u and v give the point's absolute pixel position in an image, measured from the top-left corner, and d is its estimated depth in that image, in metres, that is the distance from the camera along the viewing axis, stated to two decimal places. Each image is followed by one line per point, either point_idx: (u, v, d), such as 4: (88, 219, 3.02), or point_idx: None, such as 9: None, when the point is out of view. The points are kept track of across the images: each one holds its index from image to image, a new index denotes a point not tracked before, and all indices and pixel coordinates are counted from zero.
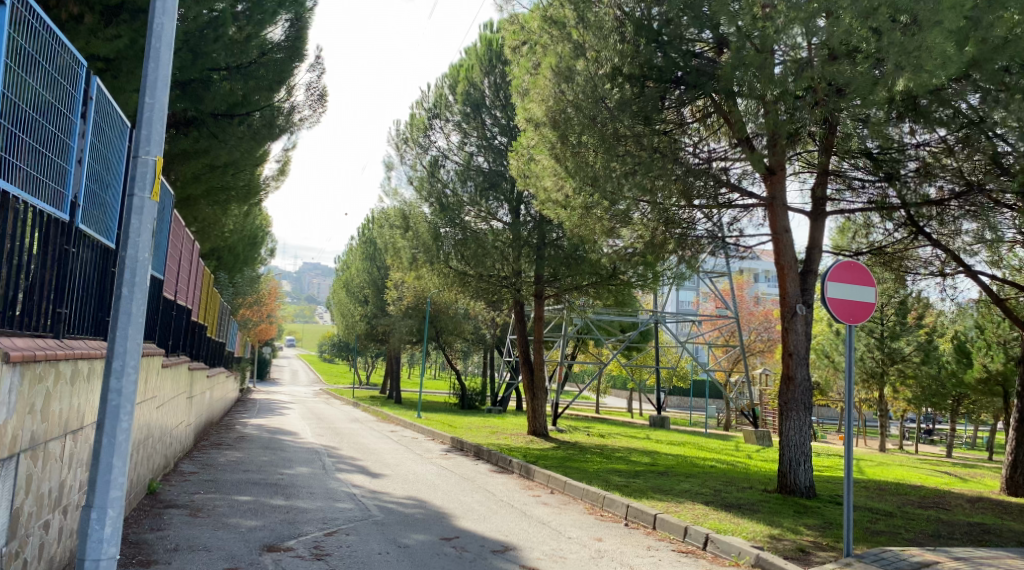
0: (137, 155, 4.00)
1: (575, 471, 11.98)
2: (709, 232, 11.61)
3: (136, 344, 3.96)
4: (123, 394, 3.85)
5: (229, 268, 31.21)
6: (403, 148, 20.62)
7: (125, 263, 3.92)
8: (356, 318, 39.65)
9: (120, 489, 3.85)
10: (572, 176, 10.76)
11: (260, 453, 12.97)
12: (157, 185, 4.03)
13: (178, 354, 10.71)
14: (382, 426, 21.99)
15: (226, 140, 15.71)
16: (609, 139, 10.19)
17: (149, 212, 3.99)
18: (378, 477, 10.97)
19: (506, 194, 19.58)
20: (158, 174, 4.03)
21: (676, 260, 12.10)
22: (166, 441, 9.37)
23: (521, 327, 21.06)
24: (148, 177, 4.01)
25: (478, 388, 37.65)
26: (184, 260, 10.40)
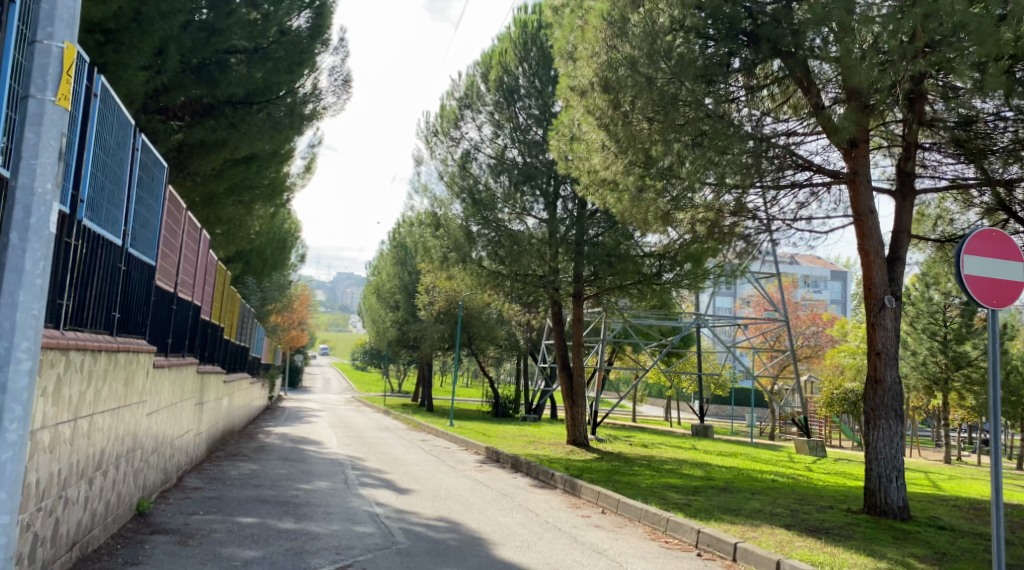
0: (34, 43, 3.13)
1: (627, 488, 10.65)
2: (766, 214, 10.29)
3: (38, 314, 3.12)
4: (9, 391, 2.97)
5: (257, 273, 30.44)
6: (432, 141, 19.51)
7: (17, 194, 3.06)
8: (386, 325, 38.65)
9: (8, 530, 2.98)
10: (623, 150, 9.60)
11: (279, 465, 11.85)
12: (63, 88, 3.16)
13: (184, 353, 9.65)
14: (413, 435, 20.86)
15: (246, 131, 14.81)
16: (667, 103, 8.98)
17: (47, 127, 3.12)
18: (405, 493, 9.77)
19: (541, 189, 18.37)
20: (63, 70, 3.15)
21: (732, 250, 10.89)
22: (165, 451, 8.28)
23: (559, 330, 19.70)
24: (50, 73, 3.14)
25: (512, 396, 36.37)
26: (189, 249, 9.32)
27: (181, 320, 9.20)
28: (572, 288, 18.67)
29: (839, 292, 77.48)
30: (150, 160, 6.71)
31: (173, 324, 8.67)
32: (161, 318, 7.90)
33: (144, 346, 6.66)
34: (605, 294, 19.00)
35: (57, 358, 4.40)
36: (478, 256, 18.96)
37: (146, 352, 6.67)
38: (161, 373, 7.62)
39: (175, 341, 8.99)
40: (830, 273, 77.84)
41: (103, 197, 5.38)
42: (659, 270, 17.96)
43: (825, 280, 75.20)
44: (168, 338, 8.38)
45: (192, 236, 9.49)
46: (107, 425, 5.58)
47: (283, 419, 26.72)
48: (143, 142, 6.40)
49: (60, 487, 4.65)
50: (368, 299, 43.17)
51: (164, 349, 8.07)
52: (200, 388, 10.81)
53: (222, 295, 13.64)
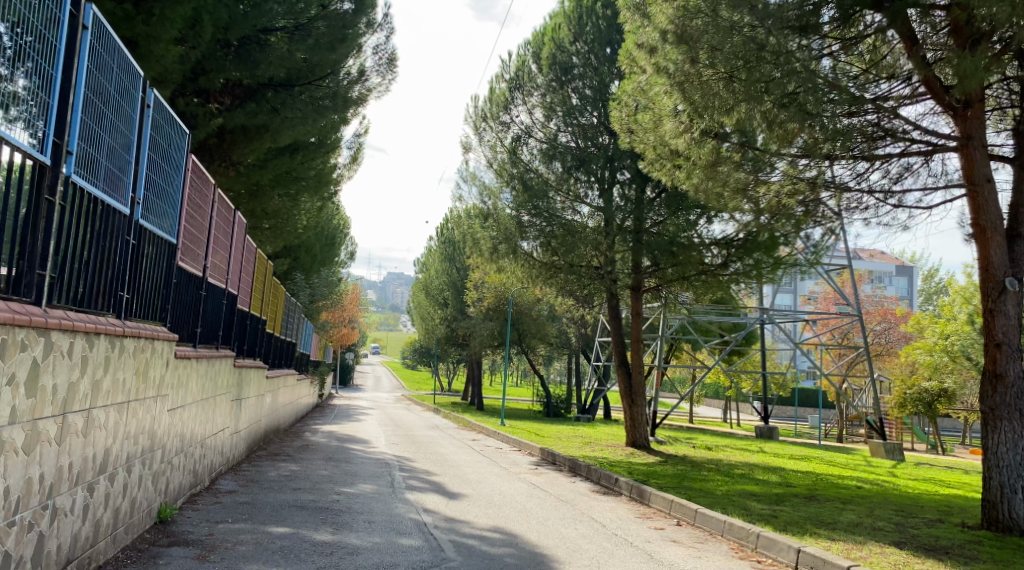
0: None
1: (701, 495, 9.61)
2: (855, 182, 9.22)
3: None
4: None
5: (306, 269, 30.09)
6: (481, 127, 18.63)
7: None
8: (436, 322, 38.05)
9: None
10: (700, 111, 8.68)
11: (321, 465, 11.08)
12: None
13: (218, 344, 8.97)
14: (464, 434, 20.07)
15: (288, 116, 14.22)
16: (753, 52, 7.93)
17: None
18: (455, 499, 8.89)
19: (596, 174, 17.33)
20: None
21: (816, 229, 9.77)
22: (194, 452, 7.56)
23: (616, 325, 18.62)
24: None
25: (563, 395, 35.35)
26: (221, 229, 8.62)
27: (212, 305, 8.49)
28: (630, 280, 17.67)
29: (903, 288, 74.52)
30: (164, 122, 5.97)
31: (203, 312, 7.98)
32: (186, 305, 7.17)
33: (161, 333, 5.90)
34: (666, 285, 17.92)
35: (34, 340, 3.59)
36: (531, 247, 18.06)
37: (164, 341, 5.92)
38: (186, 367, 6.87)
39: (207, 330, 8.29)
40: (892, 268, 74.87)
41: (99, 155, 4.61)
42: (723, 261, 16.67)
43: (888, 275, 72.19)
44: (198, 326, 7.69)
45: (225, 215, 8.79)
46: (113, 422, 4.78)
47: (331, 417, 26.21)
48: (155, 99, 5.66)
49: (46, 496, 3.84)
50: (417, 296, 42.66)
51: (191, 338, 7.35)
52: (238, 382, 10.14)
53: (263, 285, 12.99)
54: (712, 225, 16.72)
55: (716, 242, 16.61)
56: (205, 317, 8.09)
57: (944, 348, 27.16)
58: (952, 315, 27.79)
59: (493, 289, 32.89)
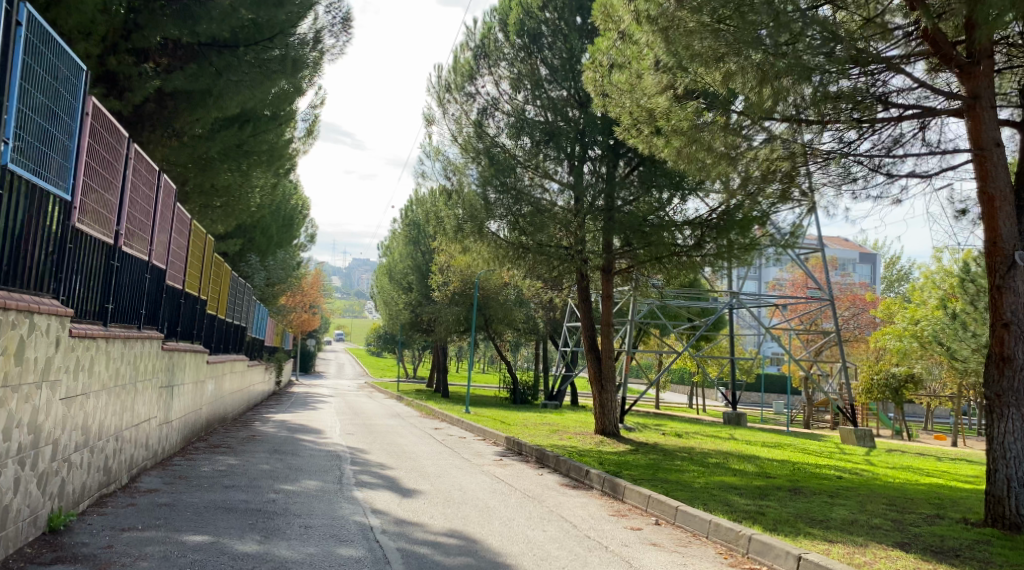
0: None
1: (678, 488, 8.85)
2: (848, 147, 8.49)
3: None
4: None
5: (262, 250, 28.86)
6: (445, 99, 17.65)
7: None
8: (399, 307, 37.01)
9: None
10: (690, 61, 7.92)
11: (264, 458, 10.08)
12: None
13: (139, 323, 7.98)
14: (425, 422, 19.14)
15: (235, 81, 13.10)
16: None
17: None
18: (410, 497, 7.98)
19: (565, 149, 16.42)
20: None
21: (801, 200, 9.04)
22: (106, 446, 6.59)
23: (586, 308, 17.79)
24: None
25: (530, 381, 34.62)
26: (140, 191, 7.68)
27: (128, 275, 7.53)
28: (601, 260, 16.86)
29: (866, 274, 75.13)
30: (41, 49, 5.16)
31: (111, 283, 7.03)
32: (82, 274, 6.22)
33: (49, 307, 5.06)
34: (637, 268, 17.17)
35: None
36: (498, 228, 17.20)
37: (54, 315, 5.07)
38: (88, 349, 5.91)
39: (121, 305, 7.33)
40: (856, 255, 75.34)
41: None
42: (696, 242, 15.93)
43: (853, 261, 72.58)
44: (102, 298, 6.75)
45: (145, 174, 7.85)
46: None
47: (287, 405, 25.10)
48: (27, 17, 4.88)
49: None
50: (380, 280, 41.41)
51: (91, 312, 6.41)
52: (168, 367, 9.14)
53: (202, 262, 11.95)
54: (686, 204, 15.97)
55: (688, 222, 15.86)
56: (115, 288, 7.14)
57: (913, 333, 26.84)
58: (922, 300, 27.51)
59: (458, 273, 31.97)
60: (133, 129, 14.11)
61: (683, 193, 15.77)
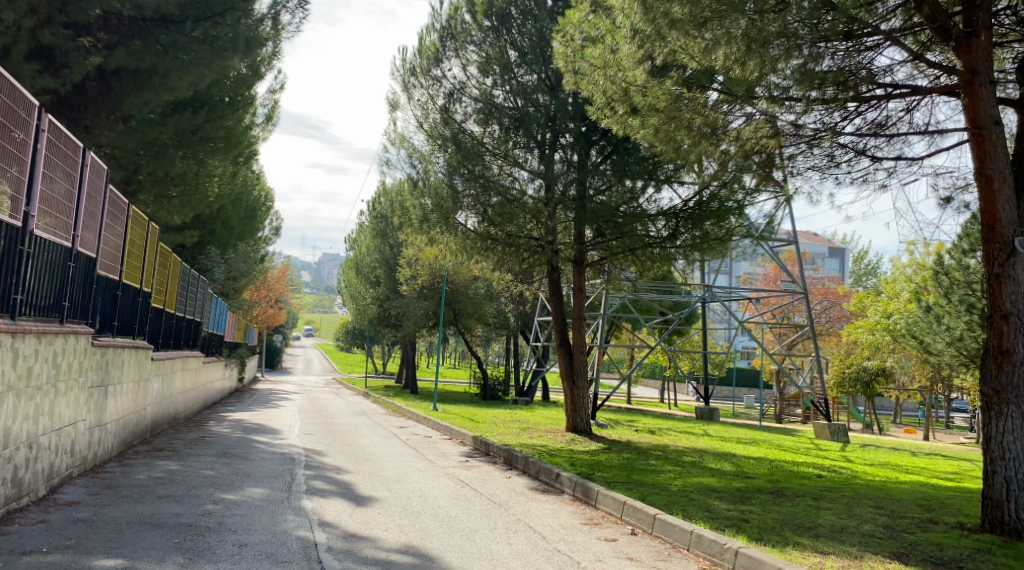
0: None
1: (653, 492, 8.28)
2: (835, 125, 7.97)
3: None
4: None
5: (223, 242, 27.90)
6: (410, 83, 16.92)
7: None
8: (367, 301, 36.18)
9: None
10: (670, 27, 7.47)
11: (210, 463, 9.33)
12: None
13: (61, 315, 7.22)
14: (390, 421, 18.43)
15: (183, 59, 12.32)
16: None
17: None
18: (364, 506, 7.30)
19: (535, 137, 15.69)
20: None
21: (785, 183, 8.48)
22: (14, 456, 5.84)
23: (557, 301, 17.16)
24: None
25: (501, 376, 34.05)
26: (58, 168, 6.95)
27: (44, 261, 6.79)
28: (573, 252, 16.25)
29: (835, 268, 75.74)
30: None
31: (20, 269, 6.28)
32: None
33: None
34: (609, 259, 16.61)
35: None
36: (466, 220, 16.59)
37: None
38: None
39: (35, 294, 6.57)
40: (826, 248, 75.92)
41: None
42: (670, 233, 15.38)
43: (822, 254, 73.02)
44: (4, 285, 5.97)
45: (65, 149, 7.12)
46: None
47: (248, 402, 24.23)
48: None
49: None
50: (348, 273, 40.47)
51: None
52: (101, 364, 8.38)
53: (143, 251, 11.16)
54: (660, 193, 15.39)
55: (662, 212, 15.30)
56: (25, 276, 6.37)
57: (886, 327, 26.65)
58: (895, 294, 27.36)
59: (427, 267, 31.25)
60: (73, 110, 13.16)
61: (657, 182, 15.18)
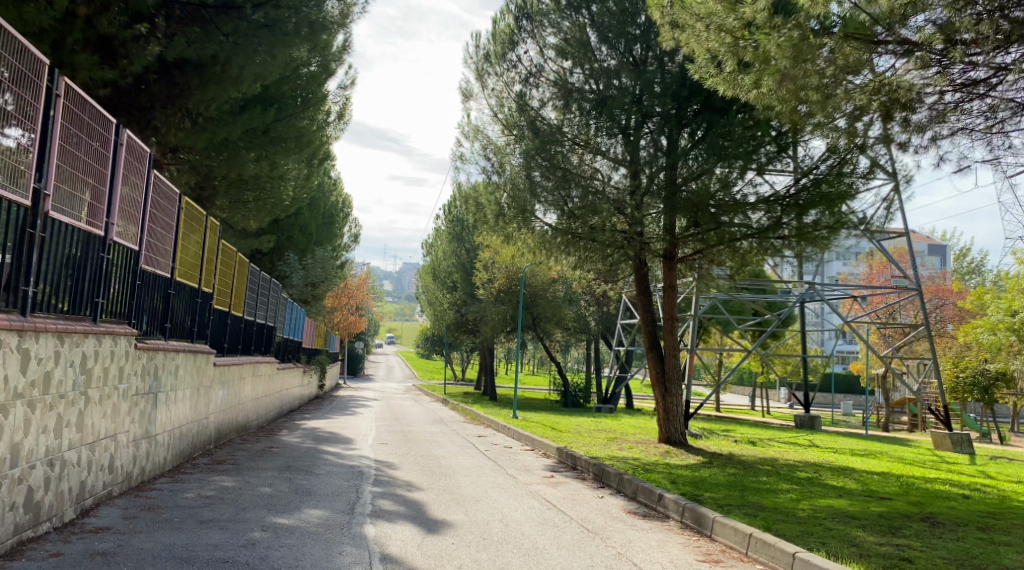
0: None
1: (778, 519, 6.92)
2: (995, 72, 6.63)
3: None
4: None
5: (300, 247, 27.60)
6: (485, 71, 15.92)
7: None
8: (444, 306, 35.46)
9: None
10: None
11: (269, 478, 8.43)
12: None
13: (95, 314, 6.46)
14: (468, 429, 17.38)
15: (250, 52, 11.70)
16: None
17: None
18: (436, 533, 6.21)
19: (618, 121, 14.26)
20: None
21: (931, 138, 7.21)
22: (26, 475, 4.95)
23: (645, 299, 15.74)
24: None
25: (582, 383, 32.69)
26: (82, 142, 6.19)
27: (70, 247, 6.05)
28: (662, 246, 14.82)
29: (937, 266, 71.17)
30: None
31: (31, 257, 5.42)
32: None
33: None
34: (703, 252, 15.12)
35: None
36: (544, 214, 15.49)
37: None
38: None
39: (56, 285, 5.79)
40: (926, 245, 71.50)
41: None
42: (770, 222, 13.79)
43: (920, 252, 68.67)
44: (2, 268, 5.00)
45: (91, 122, 6.37)
46: None
47: (324, 410, 23.64)
48: None
49: None
50: (425, 279, 39.97)
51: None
52: (148, 370, 7.59)
53: (201, 249, 10.48)
54: (759, 178, 13.73)
55: (759, 199, 13.71)
56: (38, 265, 5.53)
57: (1011, 326, 24.06)
58: (1019, 289, 24.74)
59: (504, 269, 30.24)
60: (143, 109, 12.76)
61: (760, 163, 13.44)
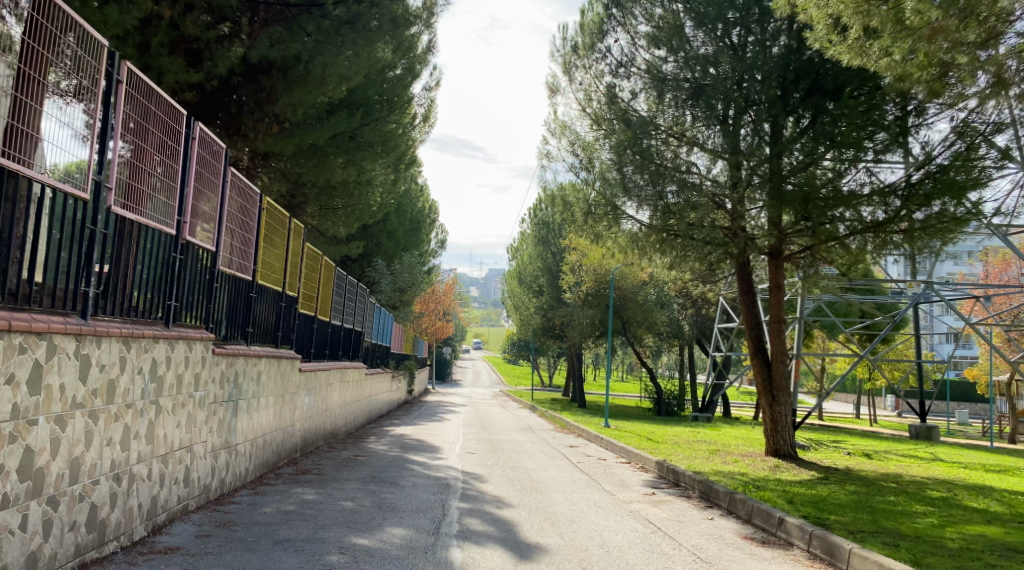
0: None
1: (926, 551, 5.95)
2: None
3: None
4: None
5: (387, 252, 27.60)
6: (573, 64, 15.27)
7: None
8: (532, 311, 34.92)
9: None
10: None
11: (353, 491, 7.98)
12: None
13: (167, 317, 6.28)
14: (559, 438, 16.68)
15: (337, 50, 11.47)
16: None
17: None
18: (529, 560, 5.55)
19: (716, 110, 13.33)
20: None
21: None
22: (89, 492, 4.58)
23: (749, 303, 14.61)
24: None
25: (676, 390, 31.49)
26: (150, 134, 5.99)
27: (132, 244, 5.78)
28: (769, 244, 13.79)
29: None
30: None
31: (89, 255, 5.18)
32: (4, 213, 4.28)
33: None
34: (813, 248, 14.01)
35: None
36: (632, 211, 14.77)
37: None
38: (20, 353, 3.83)
39: (115, 283, 5.54)
40: None
41: None
42: (888, 215, 12.56)
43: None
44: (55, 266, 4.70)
45: (158, 112, 6.17)
46: None
47: (413, 416, 23.43)
48: None
49: None
50: (512, 283, 39.53)
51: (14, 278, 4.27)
52: (227, 376, 7.24)
53: (284, 252, 10.21)
54: (878, 167, 12.53)
55: (871, 190, 12.53)
56: (97, 262, 5.31)
57: None
58: None
59: (592, 272, 29.42)
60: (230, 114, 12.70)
61: (878, 148, 12.20)
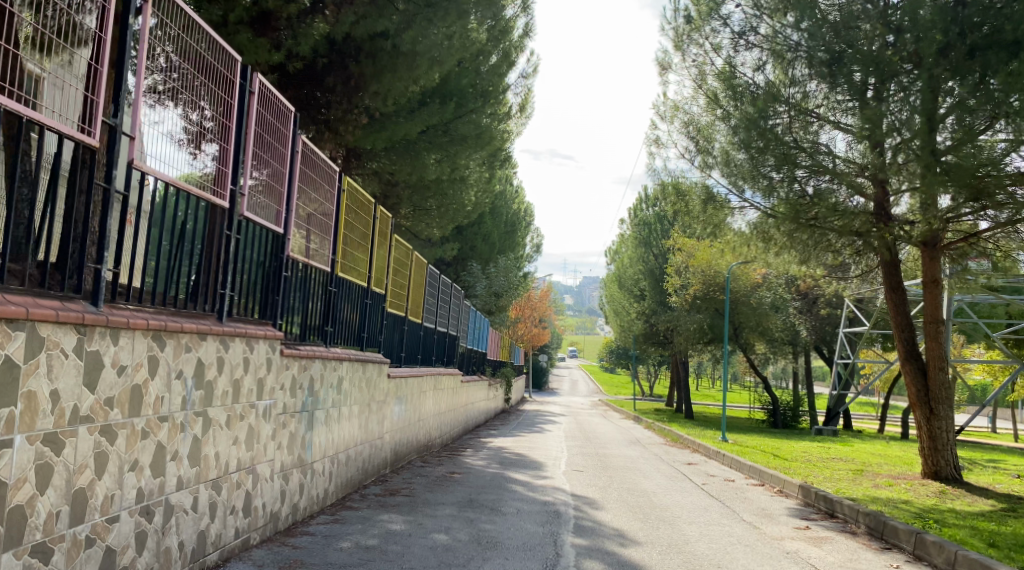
0: None
1: None
2: None
3: None
4: None
5: (482, 256, 26.65)
6: (685, 38, 13.73)
7: None
8: (633, 317, 33.28)
9: None
10: None
11: (447, 519, 6.74)
12: None
13: (221, 312, 5.02)
14: (675, 454, 15.05)
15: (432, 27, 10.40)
16: None
17: None
18: None
19: (851, 82, 11.06)
20: None
21: None
22: (101, 534, 3.48)
23: (899, 301, 12.54)
24: None
25: (791, 402, 29.16)
26: (195, 82, 4.66)
27: (181, 223, 4.60)
28: (923, 241, 11.78)
29: None
30: None
31: (120, 231, 4.01)
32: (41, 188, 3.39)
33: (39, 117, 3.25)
34: (978, 237, 11.92)
35: None
36: (753, 196, 13.16)
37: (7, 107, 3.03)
38: None
39: (156, 267, 4.39)
40: None
41: None
42: None
43: None
44: (70, 249, 3.56)
45: (208, 57, 4.86)
46: None
47: (511, 426, 22.23)
48: None
49: None
50: (610, 288, 38.03)
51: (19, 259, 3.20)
52: (299, 383, 6.12)
53: (369, 245, 9.10)
54: None
55: None
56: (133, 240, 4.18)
57: None
58: None
59: (699, 274, 27.52)
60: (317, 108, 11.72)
61: None
